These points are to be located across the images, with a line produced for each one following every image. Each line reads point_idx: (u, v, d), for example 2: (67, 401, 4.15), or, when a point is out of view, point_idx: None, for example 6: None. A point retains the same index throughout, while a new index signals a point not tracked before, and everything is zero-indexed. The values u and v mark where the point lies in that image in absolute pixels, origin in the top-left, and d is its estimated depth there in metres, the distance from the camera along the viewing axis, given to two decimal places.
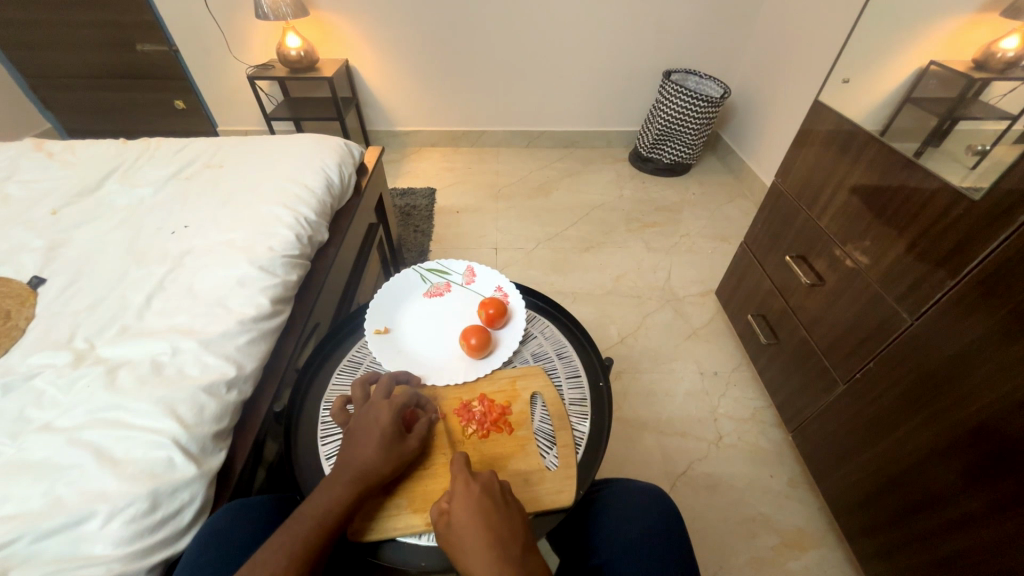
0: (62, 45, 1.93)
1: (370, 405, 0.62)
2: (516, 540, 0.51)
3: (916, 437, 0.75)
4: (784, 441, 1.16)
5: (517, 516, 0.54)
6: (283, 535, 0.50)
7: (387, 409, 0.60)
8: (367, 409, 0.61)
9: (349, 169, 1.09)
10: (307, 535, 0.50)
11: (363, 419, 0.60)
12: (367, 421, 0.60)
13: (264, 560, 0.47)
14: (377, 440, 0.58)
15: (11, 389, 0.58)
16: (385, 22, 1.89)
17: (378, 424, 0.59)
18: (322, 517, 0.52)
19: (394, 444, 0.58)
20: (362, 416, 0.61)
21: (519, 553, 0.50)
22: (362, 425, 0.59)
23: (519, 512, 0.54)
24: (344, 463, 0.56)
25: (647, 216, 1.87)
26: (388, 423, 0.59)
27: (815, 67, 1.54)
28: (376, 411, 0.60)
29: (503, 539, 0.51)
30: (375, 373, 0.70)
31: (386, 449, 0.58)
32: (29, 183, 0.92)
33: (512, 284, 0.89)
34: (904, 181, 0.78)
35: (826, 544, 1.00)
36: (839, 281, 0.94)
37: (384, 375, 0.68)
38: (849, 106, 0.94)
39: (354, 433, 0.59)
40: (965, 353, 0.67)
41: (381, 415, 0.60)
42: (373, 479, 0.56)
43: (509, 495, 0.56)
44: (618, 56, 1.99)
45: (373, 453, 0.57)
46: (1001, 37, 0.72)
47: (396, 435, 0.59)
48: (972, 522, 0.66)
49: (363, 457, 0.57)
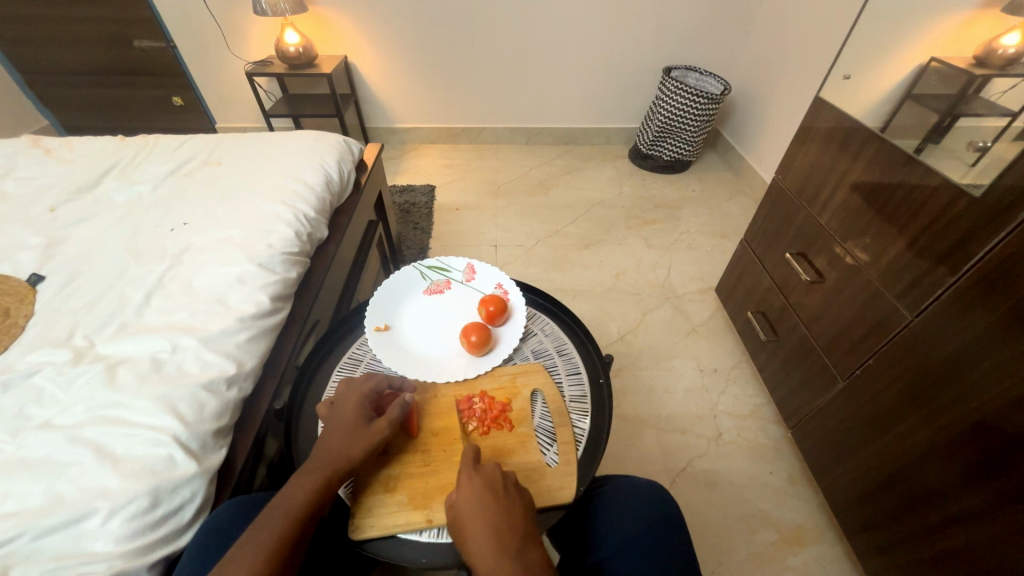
0: (59, 42, 1.92)
1: (340, 397, 0.64)
2: (516, 533, 0.52)
3: (915, 434, 0.75)
4: (784, 437, 1.17)
5: (521, 508, 0.54)
6: (253, 530, 0.50)
7: (354, 396, 0.63)
8: (336, 401, 0.63)
9: (349, 166, 1.09)
10: (276, 526, 0.50)
11: (333, 410, 0.62)
12: (335, 411, 0.62)
13: (234, 556, 0.47)
14: (343, 427, 0.60)
15: (10, 387, 0.57)
16: (384, 18, 1.88)
17: (344, 412, 0.61)
18: (291, 508, 0.52)
19: (360, 430, 0.59)
20: (333, 410, 0.62)
21: (518, 543, 0.51)
22: (331, 416, 0.61)
23: (523, 504, 0.55)
24: (314, 455, 0.57)
25: (647, 213, 1.86)
26: (353, 410, 0.61)
27: (815, 64, 1.54)
28: (344, 404, 0.62)
29: (502, 532, 0.51)
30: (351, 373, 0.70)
31: (352, 436, 0.59)
32: (27, 181, 0.92)
33: (512, 281, 0.89)
34: (905, 178, 0.78)
35: (825, 540, 1.00)
36: (839, 278, 0.94)
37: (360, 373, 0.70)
38: (850, 102, 0.93)
39: (325, 425, 0.61)
40: (964, 351, 0.67)
41: (347, 407, 0.61)
42: (342, 466, 0.57)
43: (513, 486, 0.56)
44: (618, 52, 1.98)
45: (339, 439, 0.58)
46: (1001, 34, 0.72)
47: (361, 421, 0.60)
48: (970, 518, 0.67)
49: (329, 445, 0.58)
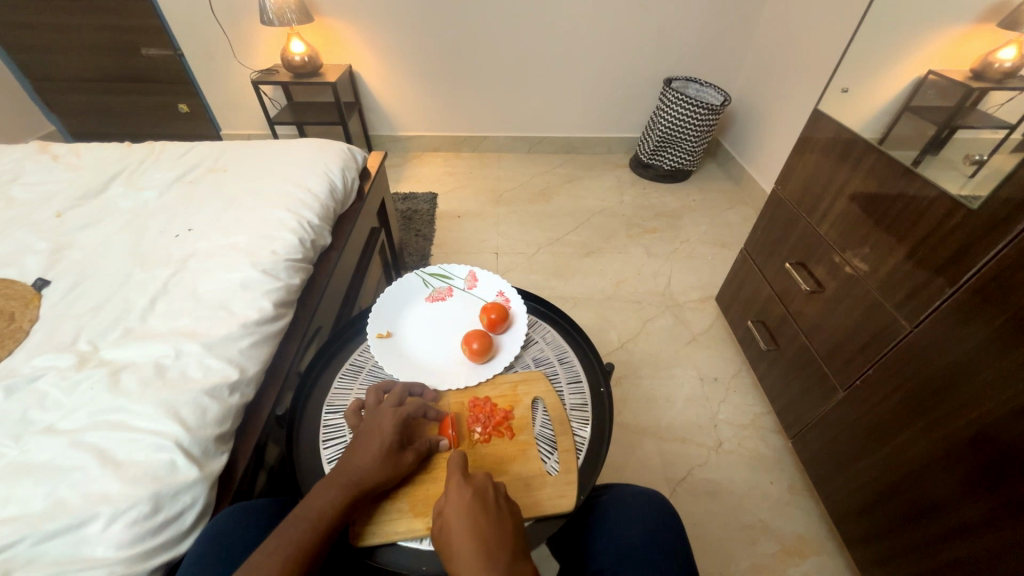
0: (68, 50, 1.95)
1: (378, 411, 0.63)
2: (505, 548, 0.51)
3: (916, 445, 0.75)
4: (784, 447, 1.16)
5: (510, 521, 0.53)
6: (276, 539, 0.50)
7: (395, 417, 0.61)
8: (375, 417, 0.62)
9: (352, 173, 1.10)
10: (300, 539, 0.50)
11: (369, 425, 0.61)
12: (372, 426, 0.61)
13: (256, 565, 0.47)
14: (379, 447, 0.58)
15: (14, 391, 0.58)
16: (388, 28, 1.91)
17: (381, 430, 0.59)
18: (315, 520, 0.52)
19: (393, 455, 0.59)
20: (369, 422, 0.61)
21: (508, 562, 0.50)
22: (367, 431, 0.60)
23: (513, 520, 0.54)
24: (340, 465, 0.57)
25: (647, 222, 1.88)
26: (392, 431, 0.60)
27: (814, 76, 1.56)
28: (382, 419, 0.61)
29: (491, 546, 0.50)
30: (388, 382, 0.70)
31: (385, 457, 0.58)
32: (33, 186, 0.93)
33: (513, 288, 0.90)
34: (903, 189, 0.79)
35: (827, 551, 0.99)
36: (839, 288, 0.94)
37: (398, 384, 0.68)
38: (848, 115, 0.94)
39: (358, 438, 0.60)
40: (963, 362, 0.67)
41: (386, 422, 0.60)
42: (367, 484, 0.56)
43: (503, 499, 0.55)
44: (619, 63, 2.01)
45: (372, 459, 0.57)
46: (997, 48, 0.73)
47: (396, 445, 0.59)
48: (971, 530, 0.67)
49: (361, 461, 0.57)
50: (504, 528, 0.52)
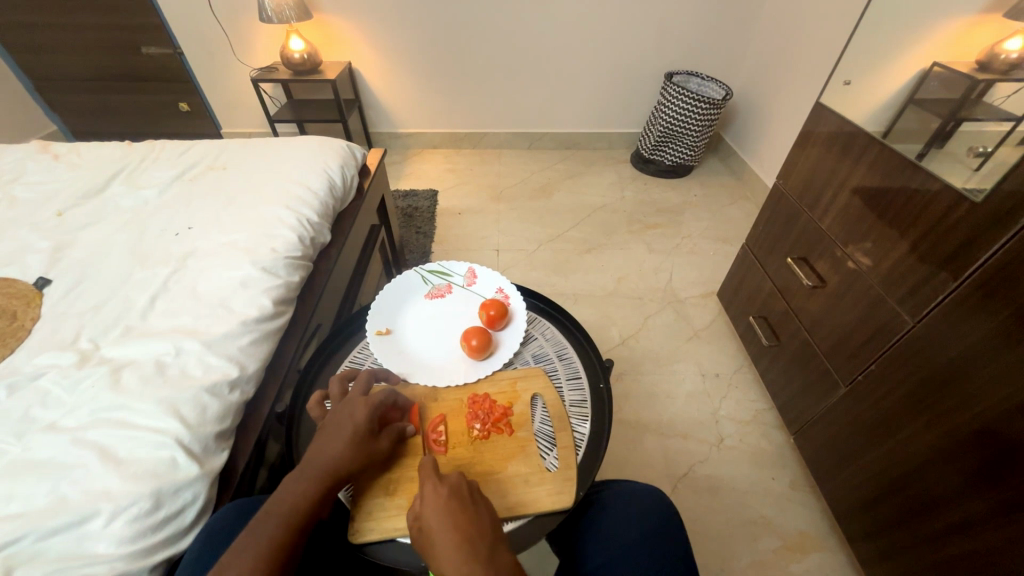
0: (69, 50, 1.95)
1: (346, 401, 0.62)
2: (484, 538, 0.50)
3: (919, 440, 0.74)
4: (786, 443, 1.16)
5: (486, 512, 0.53)
6: (250, 535, 0.49)
7: (364, 406, 0.61)
8: (343, 407, 0.61)
9: (352, 170, 1.10)
10: (274, 533, 0.50)
11: (337, 415, 0.60)
12: (341, 417, 0.60)
13: (230, 562, 0.47)
14: (349, 438, 0.58)
15: (16, 389, 0.58)
16: (388, 24, 1.90)
17: (351, 421, 0.59)
18: (287, 514, 0.52)
19: (364, 444, 0.59)
20: (338, 412, 0.61)
21: (487, 549, 0.49)
22: (334, 422, 0.60)
23: (489, 511, 0.53)
24: (310, 457, 0.57)
25: (648, 217, 1.87)
26: (362, 421, 0.59)
27: (816, 70, 1.54)
28: (351, 408, 0.60)
29: (469, 535, 0.50)
30: (353, 370, 0.69)
31: (354, 447, 0.58)
32: (35, 186, 0.93)
33: (512, 285, 0.89)
34: (906, 182, 0.78)
35: (828, 547, 0.99)
36: (841, 283, 0.94)
37: (363, 371, 0.67)
38: (850, 108, 0.93)
39: (327, 428, 0.59)
40: (966, 357, 0.67)
41: (357, 412, 0.60)
42: (339, 474, 0.56)
43: (478, 493, 0.55)
44: (620, 58, 2.00)
45: (342, 449, 0.57)
46: (1003, 39, 0.71)
47: (367, 434, 0.59)
48: (973, 525, 0.66)
49: (331, 452, 0.57)
50: (479, 520, 0.52)
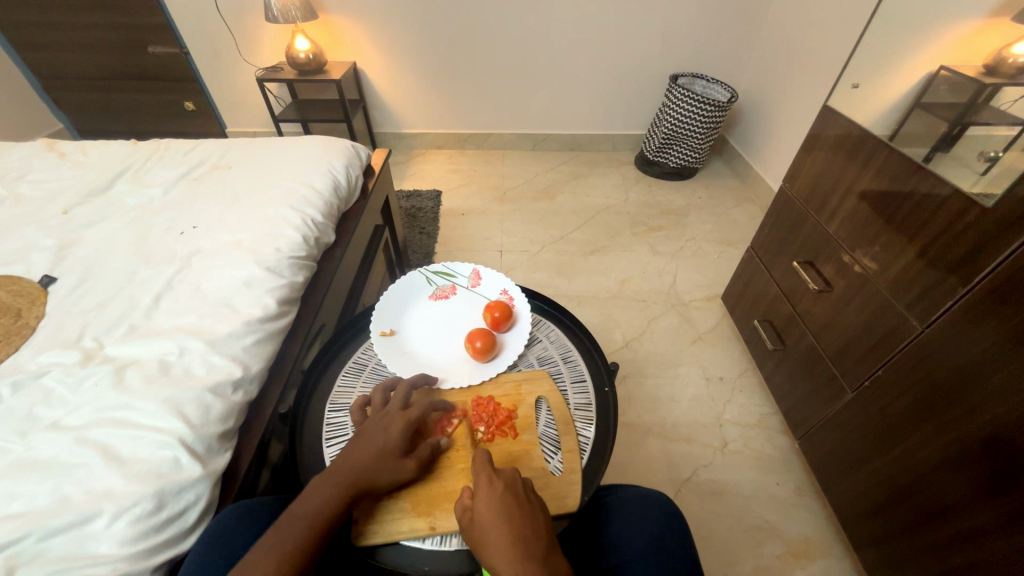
0: (75, 48, 1.96)
1: (384, 414, 0.62)
2: (540, 540, 0.51)
3: (927, 447, 0.74)
4: (791, 448, 1.15)
5: (540, 514, 0.54)
6: (273, 536, 0.50)
7: (400, 421, 0.61)
8: (380, 419, 0.61)
9: (356, 171, 1.10)
10: (298, 538, 0.50)
11: (374, 425, 0.60)
12: (377, 428, 0.60)
13: (254, 562, 0.47)
14: (380, 450, 0.58)
15: (20, 388, 0.58)
16: (393, 25, 1.90)
17: (387, 434, 0.59)
18: (312, 518, 0.52)
19: (394, 460, 0.58)
20: (375, 423, 0.61)
21: (541, 551, 0.50)
22: (370, 432, 0.60)
23: (543, 512, 0.54)
24: (338, 463, 0.57)
25: (653, 220, 1.86)
26: (397, 436, 0.59)
27: (823, 72, 1.54)
28: (389, 422, 0.61)
29: (524, 535, 0.51)
30: (396, 379, 0.70)
31: (384, 459, 0.57)
32: (40, 183, 0.93)
33: (517, 287, 0.89)
34: (914, 187, 0.77)
35: (833, 554, 0.98)
36: (847, 288, 0.93)
37: (404, 382, 0.68)
38: (858, 111, 0.93)
39: (360, 436, 0.59)
40: (976, 365, 0.66)
41: (394, 427, 0.60)
42: (367, 483, 0.56)
43: (532, 494, 0.56)
44: (625, 59, 1.99)
45: (372, 459, 0.57)
46: (1010, 43, 0.71)
47: (398, 450, 0.59)
48: (983, 535, 0.66)
49: (359, 461, 0.57)
50: (534, 521, 0.53)
